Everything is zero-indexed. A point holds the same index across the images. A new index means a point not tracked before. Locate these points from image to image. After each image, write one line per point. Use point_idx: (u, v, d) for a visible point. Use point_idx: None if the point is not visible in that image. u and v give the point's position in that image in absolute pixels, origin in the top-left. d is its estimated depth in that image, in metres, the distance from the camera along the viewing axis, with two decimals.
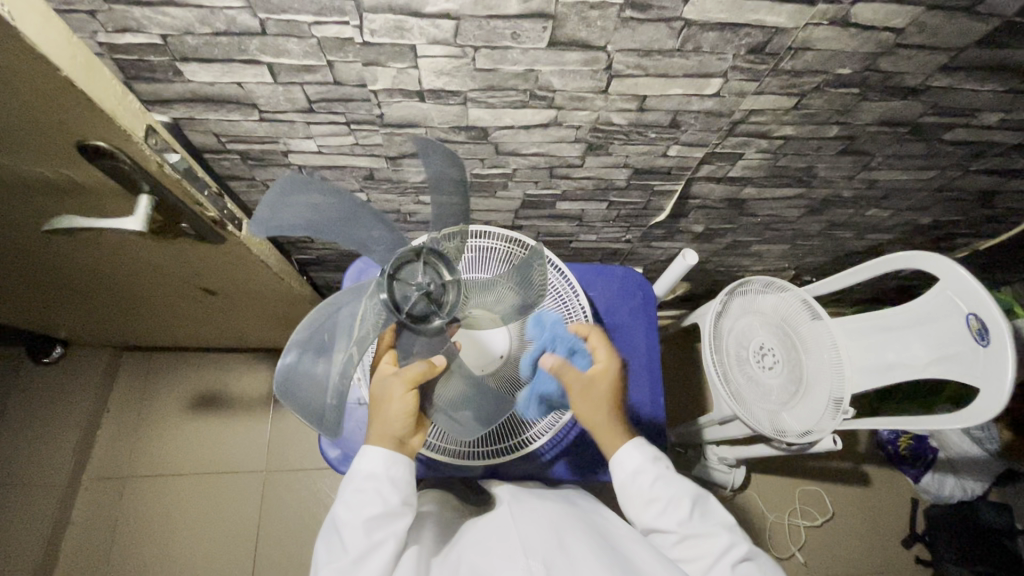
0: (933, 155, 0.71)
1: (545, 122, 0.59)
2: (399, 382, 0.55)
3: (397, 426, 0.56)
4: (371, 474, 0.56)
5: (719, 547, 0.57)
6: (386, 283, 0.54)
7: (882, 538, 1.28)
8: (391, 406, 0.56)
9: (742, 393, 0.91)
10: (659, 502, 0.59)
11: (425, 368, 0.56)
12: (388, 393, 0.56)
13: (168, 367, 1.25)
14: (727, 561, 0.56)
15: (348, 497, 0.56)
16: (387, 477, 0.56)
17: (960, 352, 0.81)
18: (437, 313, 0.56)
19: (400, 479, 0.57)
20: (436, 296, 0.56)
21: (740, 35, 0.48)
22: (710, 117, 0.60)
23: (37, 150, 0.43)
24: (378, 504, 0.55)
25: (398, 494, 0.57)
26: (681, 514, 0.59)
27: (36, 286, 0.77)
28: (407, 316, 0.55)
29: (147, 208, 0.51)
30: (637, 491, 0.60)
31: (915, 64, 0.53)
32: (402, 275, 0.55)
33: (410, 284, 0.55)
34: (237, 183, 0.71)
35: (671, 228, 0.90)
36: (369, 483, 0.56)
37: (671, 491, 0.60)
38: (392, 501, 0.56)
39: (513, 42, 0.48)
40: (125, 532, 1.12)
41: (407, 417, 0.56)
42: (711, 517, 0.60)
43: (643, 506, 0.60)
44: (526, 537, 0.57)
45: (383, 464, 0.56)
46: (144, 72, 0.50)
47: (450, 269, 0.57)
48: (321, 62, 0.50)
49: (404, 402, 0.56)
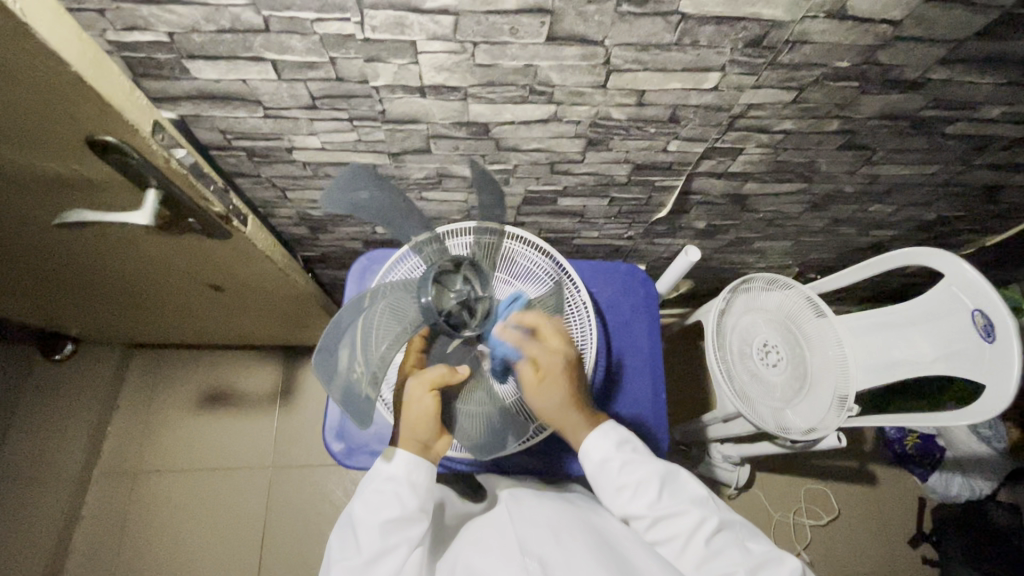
0: (935, 149, 0.71)
1: (545, 117, 0.60)
2: (419, 387, 0.56)
3: (420, 429, 0.57)
4: (392, 476, 0.57)
5: (690, 524, 0.57)
6: (431, 286, 0.55)
7: (890, 537, 1.27)
8: (413, 409, 0.57)
9: (747, 390, 0.91)
10: (628, 489, 0.60)
11: (443, 373, 0.57)
12: (410, 398, 0.57)
13: (177, 364, 1.27)
14: (700, 537, 0.57)
15: (367, 496, 0.57)
16: (407, 481, 0.57)
17: (965, 347, 0.80)
18: (469, 322, 0.57)
19: (420, 483, 0.58)
20: (471, 306, 0.58)
21: (738, 29, 0.49)
22: (709, 111, 0.60)
23: (50, 145, 0.44)
24: (396, 507, 0.56)
25: (416, 500, 0.57)
26: (651, 496, 0.59)
27: (49, 281, 0.78)
28: (444, 320, 0.55)
29: (154, 203, 0.52)
30: (607, 481, 0.60)
31: (914, 57, 0.53)
32: (443, 282, 0.57)
33: (449, 292, 0.57)
34: (242, 180, 0.72)
35: (673, 224, 0.91)
36: (388, 484, 0.57)
37: (639, 476, 0.60)
38: (409, 506, 0.57)
39: (512, 37, 0.48)
40: (134, 526, 1.14)
41: (430, 420, 0.57)
42: (679, 493, 0.60)
43: (612, 493, 0.60)
44: (523, 536, 0.58)
45: (405, 467, 0.57)
46: (152, 69, 0.51)
47: (484, 283, 0.59)
48: (324, 59, 0.50)
49: (423, 405, 0.57)
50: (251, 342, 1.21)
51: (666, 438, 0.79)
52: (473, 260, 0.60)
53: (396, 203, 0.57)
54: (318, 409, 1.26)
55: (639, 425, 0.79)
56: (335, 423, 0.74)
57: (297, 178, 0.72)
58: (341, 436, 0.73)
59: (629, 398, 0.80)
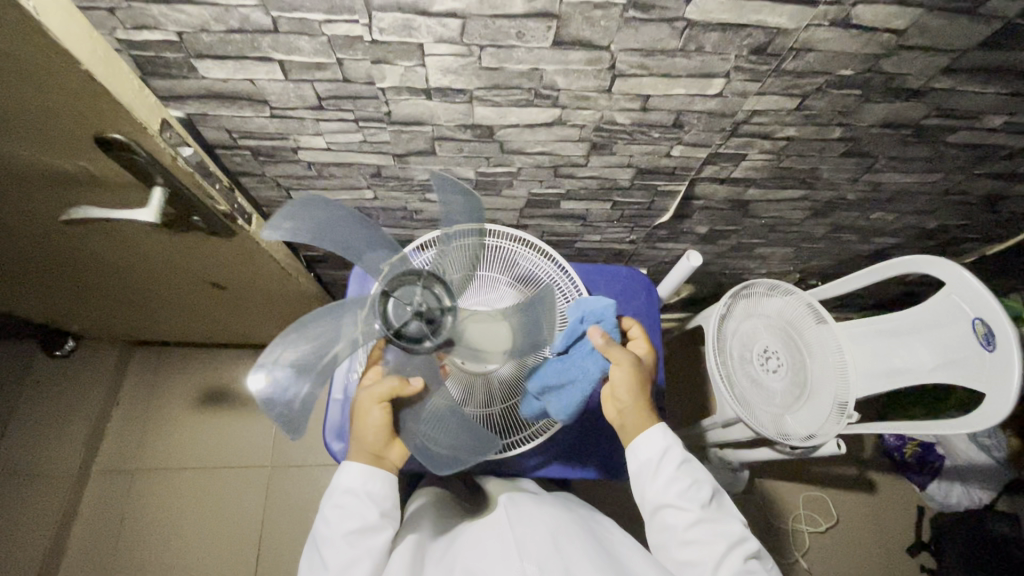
0: (938, 157, 0.71)
1: (550, 121, 0.60)
2: (368, 399, 0.57)
3: (371, 441, 0.58)
4: (349, 489, 0.59)
5: (731, 538, 0.59)
6: (378, 301, 0.54)
7: (889, 545, 1.27)
8: (364, 420, 0.58)
9: (747, 396, 0.92)
10: (684, 482, 0.60)
11: (393, 386, 0.57)
12: (362, 407, 0.58)
13: (176, 361, 1.27)
14: (738, 552, 0.58)
15: (328, 513, 0.59)
16: (364, 492, 0.59)
17: (965, 355, 0.81)
18: (427, 336, 0.55)
19: (377, 493, 0.59)
20: (430, 318, 0.55)
21: (742, 36, 0.49)
22: (713, 117, 0.60)
23: (60, 142, 0.45)
24: (357, 519, 0.58)
25: (376, 508, 0.59)
26: (703, 498, 0.60)
27: (51, 278, 0.79)
28: (394, 335, 0.54)
29: (160, 200, 0.52)
30: (662, 470, 0.61)
31: (917, 65, 0.54)
32: (400, 295, 0.55)
33: (406, 304, 0.55)
34: (246, 179, 0.72)
35: (675, 229, 0.91)
36: (347, 497, 0.58)
37: (695, 476, 0.61)
38: (370, 516, 0.58)
39: (519, 40, 0.49)
40: (130, 525, 1.14)
41: (380, 432, 0.58)
42: (723, 507, 0.62)
43: (663, 482, 0.60)
44: (523, 540, 0.58)
45: (360, 480, 0.59)
46: (160, 68, 0.51)
47: (448, 295, 0.57)
48: (331, 60, 0.51)
49: (374, 417, 0.58)
50: (252, 341, 1.21)
51: None
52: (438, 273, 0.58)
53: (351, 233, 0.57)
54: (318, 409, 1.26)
55: None
56: (335, 422, 0.73)
57: (301, 178, 0.72)
58: (341, 436, 0.72)
59: None
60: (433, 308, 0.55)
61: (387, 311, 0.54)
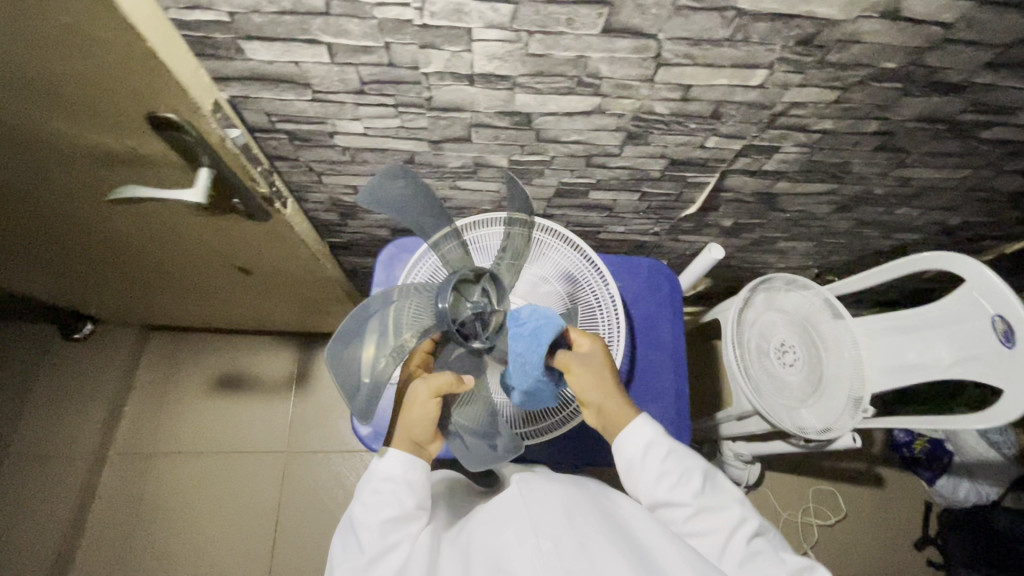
0: (969, 154, 0.71)
1: (589, 109, 0.60)
2: (425, 389, 0.59)
3: (418, 430, 0.60)
4: (389, 476, 0.60)
5: (731, 522, 0.58)
6: (448, 291, 0.59)
7: (896, 539, 1.29)
8: (414, 410, 0.59)
9: (761, 387, 0.93)
10: (673, 474, 0.60)
11: (451, 381, 0.59)
12: (413, 397, 0.59)
13: (193, 345, 1.28)
14: (741, 534, 0.58)
15: (366, 498, 0.59)
16: (404, 480, 0.60)
17: (983, 352, 0.82)
18: (479, 332, 0.61)
19: (417, 483, 0.60)
20: (484, 316, 0.61)
21: (791, 27, 0.49)
22: (752, 109, 0.61)
23: (113, 121, 0.45)
24: (395, 506, 0.58)
25: (414, 498, 0.59)
26: (695, 487, 0.60)
27: (79, 259, 0.79)
28: (457, 328, 0.59)
29: (206, 180, 0.52)
30: (649, 466, 0.61)
31: (960, 60, 0.54)
32: (460, 291, 0.61)
33: (465, 301, 0.61)
34: (280, 163, 0.72)
35: (700, 221, 0.91)
36: (387, 484, 0.59)
37: (684, 464, 0.61)
38: (408, 504, 0.59)
39: (568, 27, 0.49)
40: (147, 506, 1.15)
41: (428, 424, 0.59)
42: (719, 491, 0.62)
43: (652, 479, 0.60)
44: (536, 516, 0.54)
45: (401, 467, 0.60)
46: (208, 49, 0.51)
47: (501, 298, 0.63)
48: (379, 44, 0.51)
49: (426, 408, 0.59)
50: (270, 327, 1.21)
51: (688, 433, 0.81)
52: (496, 274, 0.64)
53: (424, 211, 0.60)
54: (334, 396, 1.26)
55: (660, 419, 0.81)
56: None
57: (334, 163, 0.72)
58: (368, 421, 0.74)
59: (650, 392, 0.82)
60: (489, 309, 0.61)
61: (450, 302, 0.59)
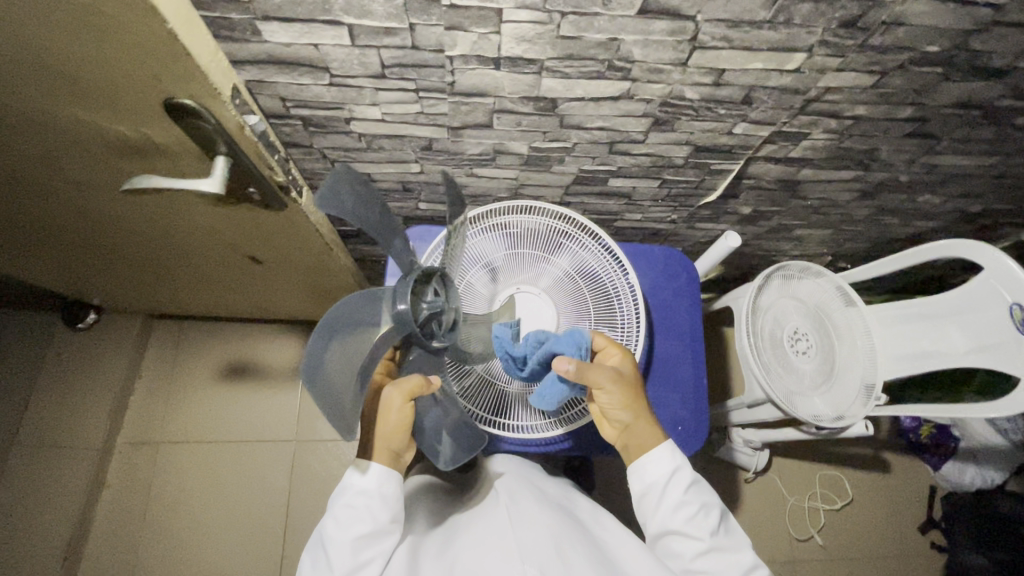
0: (1000, 141, 0.70)
1: (617, 94, 0.58)
2: (396, 395, 0.55)
3: (393, 439, 0.57)
4: (363, 490, 0.57)
5: (742, 566, 0.58)
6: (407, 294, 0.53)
7: (901, 523, 1.30)
8: (387, 418, 0.56)
9: (777, 374, 0.92)
10: (693, 506, 0.60)
11: (421, 382, 0.56)
12: (385, 404, 0.56)
13: (197, 334, 1.26)
14: None
15: (338, 512, 0.57)
16: (378, 493, 0.57)
17: (1000, 342, 0.80)
18: (439, 333, 0.58)
19: (392, 495, 0.58)
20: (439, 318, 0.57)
21: (835, 8, 0.47)
22: (785, 94, 0.59)
23: (129, 109, 0.43)
24: (368, 522, 0.56)
25: (387, 512, 0.57)
26: (711, 524, 0.60)
27: (83, 249, 0.77)
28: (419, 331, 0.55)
29: (223, 169, 0.50)
30: (669, 493, 0.61)
31: (1006, 43, 0.52)
32: (416, 291, 0.56)
33: (423, 301, 0.56)
34: (293, 150, 0.70)
35: (718, 209, 0.89)
36: (360, 498, 0.57)
37: (703, 499, 0.61)
38: (380, 519, 0.56)
39: (603, 8, 0.47)
40: (156, 495, 1.15)
41: (405, 430, 0.57)
42: (733, 534, 0.61)
43: (670, 505, 0.60)
44: (524, 542, 0.56)
45: (376, 481, 0.57)
46: (223, 30, 0.49)
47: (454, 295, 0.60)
48: (403, 25, 0.49)
49: (400, 415, 0.56)
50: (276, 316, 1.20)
51: (706, 422, 0.80)
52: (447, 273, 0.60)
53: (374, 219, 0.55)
54: None
55: (677, 408, 0.80)
56: None
57: (349, 150, 0.70)
58: None
59: (667, 382, 0.81)
60: (447, 308, 0.58)
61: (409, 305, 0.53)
